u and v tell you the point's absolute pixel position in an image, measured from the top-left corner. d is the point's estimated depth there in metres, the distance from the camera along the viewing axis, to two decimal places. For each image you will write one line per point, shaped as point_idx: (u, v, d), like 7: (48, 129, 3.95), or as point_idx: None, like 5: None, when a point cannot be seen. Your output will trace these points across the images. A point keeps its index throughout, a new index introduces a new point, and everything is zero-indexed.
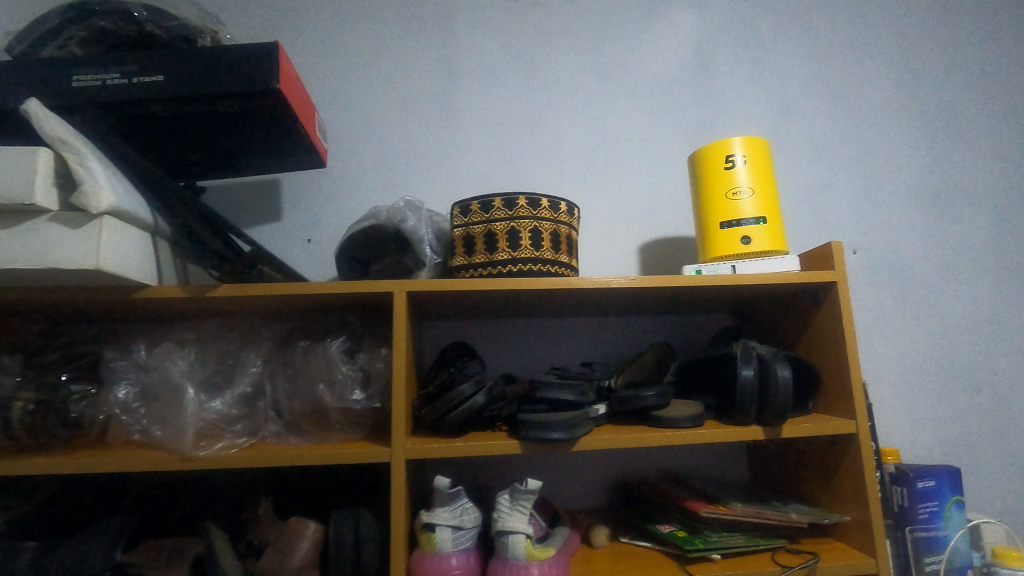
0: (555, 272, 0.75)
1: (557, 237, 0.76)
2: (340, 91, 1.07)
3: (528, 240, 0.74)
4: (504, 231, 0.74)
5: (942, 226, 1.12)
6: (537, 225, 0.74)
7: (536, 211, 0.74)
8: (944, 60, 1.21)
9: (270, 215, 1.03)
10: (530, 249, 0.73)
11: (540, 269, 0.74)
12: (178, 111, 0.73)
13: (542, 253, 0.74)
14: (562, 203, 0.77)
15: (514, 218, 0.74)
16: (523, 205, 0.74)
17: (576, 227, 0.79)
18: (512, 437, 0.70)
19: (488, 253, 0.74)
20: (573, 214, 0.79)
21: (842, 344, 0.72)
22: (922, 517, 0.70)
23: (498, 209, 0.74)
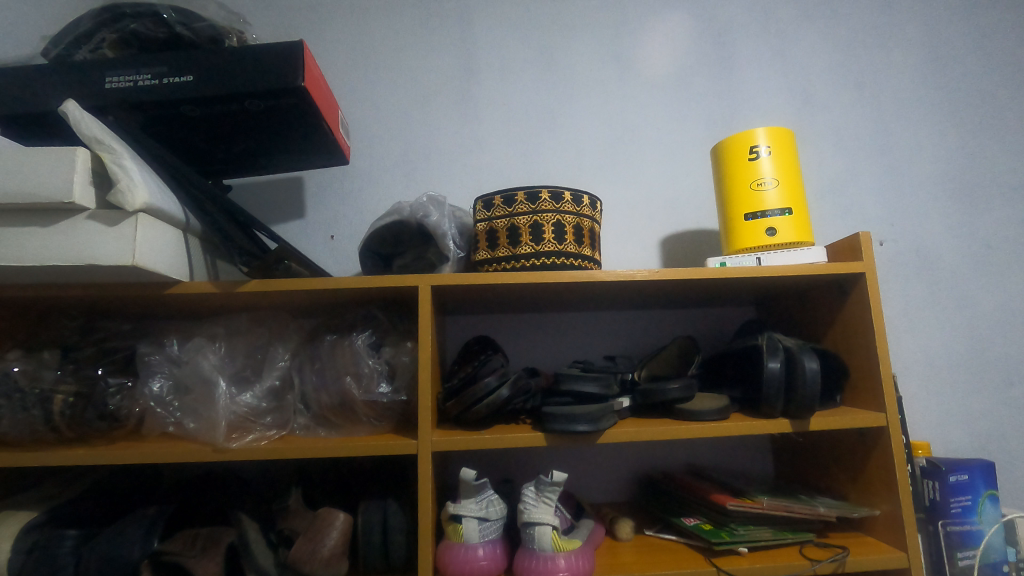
0: (578, 265, 0.75)
1: (580, 230, 0.76)
2: (361, 88, 1.09)
3: (551, 234, 0.74)
4: (527, 224, 0.74)
5: (972, 215, 1.10)
6: (560, 218, 0.74)
7: (559, 204, 0.74)
8: (973, 45, 1.18)
9: (294, 212, 1.04)
10: (553, 243, 0.74)
11: (563, 263, 0.74)
12: (207, 111, 0.75)
13: (565, 246, 0.74)
14: (584, 196, 0.77)
15: (536, 212, 0.74)
16: (546, 199, 0.74)
17: (599, 220, 0.79)
18: (537, 429, 0.71)
19: (512, 247, 0.74)
20: (595, 207, 0.79)
21: (871, 336, 0.71)
22: (954, 511, 0.69)
23: (521, 203, 0.74)
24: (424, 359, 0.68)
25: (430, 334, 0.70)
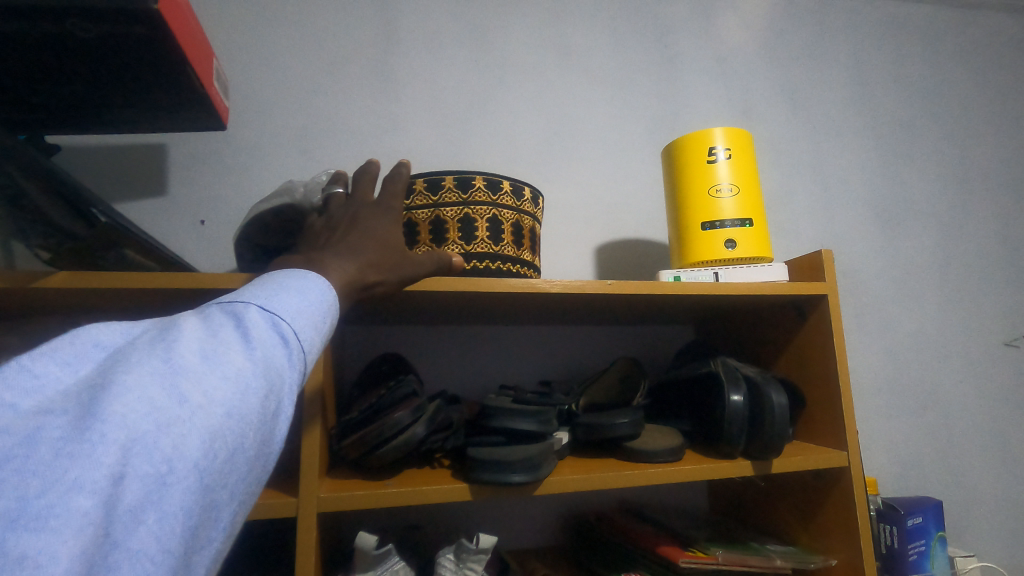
0: (517, 272, 0.61)
1: (519, 229, 0.62)
2: (250, 43, 0.89)
3: (485, 231, 0.60)
4: (455, 218, 0.59)
5: (892, 240, 1.11)
6: (496, 213, 0.60)
7: (496, 196, 0.61)
8: (893, 75, 1.21)
9: (151, 187, 0.82)
10: (487, 243, 0.59)
11: (499, 269, 0.60)
12: (7, 30, 0.52)
13: (502, 248, 0.60)
14: (525, 188, 0.63)
15: (470, 204, 0.60)
16: (480, 188, 0.60)
17: (540, 220, 0.66)
18: (459, 477, 0.56)
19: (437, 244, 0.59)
20: (537, 202, 0.66)
21: (832, 364, 0.65)
22: (912, 559, 0.64)
23: (451, 192, 0.60)
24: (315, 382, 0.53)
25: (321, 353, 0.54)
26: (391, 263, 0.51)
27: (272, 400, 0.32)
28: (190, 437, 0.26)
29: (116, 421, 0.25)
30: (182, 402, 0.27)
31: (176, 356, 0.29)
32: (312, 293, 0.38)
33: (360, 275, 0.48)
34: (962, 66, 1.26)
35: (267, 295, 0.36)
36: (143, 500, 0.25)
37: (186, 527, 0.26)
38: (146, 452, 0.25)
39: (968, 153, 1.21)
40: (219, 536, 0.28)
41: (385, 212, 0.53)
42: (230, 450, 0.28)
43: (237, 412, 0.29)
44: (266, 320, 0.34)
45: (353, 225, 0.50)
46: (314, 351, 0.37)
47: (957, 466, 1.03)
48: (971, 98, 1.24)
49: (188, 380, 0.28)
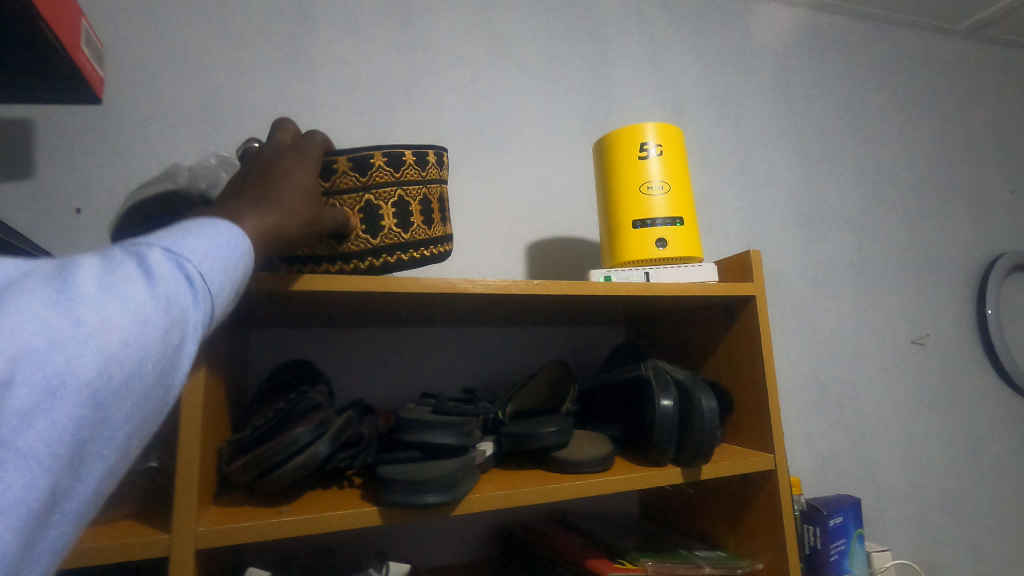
0: (432, 256, 0.56)
1: (429, 204, 0.55)
2: (138, 9, 0.78)
3: (392, 218, 0.53)
4: (356, 208, 0.52)
5: (812, 242, 1.14)
6: (402, 193, 0.53)
7: (399, 172, 0.53)
8: (813, 83, 1.25)
9: (11, 168, 0.70)
10: (397, 231, 0.53)
11: (413, 259, 0.55)
12: None
13: (413, 233, 0.54)
14: (429, 152, 0.56)
15: (373, 187, 0.52)
16: (379, 165, 0.52)
17: (448, 182, 0.59)
18: (369, 499, 0.50)
19: (337, 239, 0.52)
20: (444, 163, 0.58)
21: (759, 366, 0.64)
22: (833, 559, 0.64)
23: (346, 173, 0.51)
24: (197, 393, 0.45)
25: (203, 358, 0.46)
26: (313, 219, 0.44)
27: (180, 335, 0.29)
28: (85, 356, 0.25)
29: (4, 333, 0.23)
30: (78, 320, 0.25)
31: (73, 283, 0.27)
32: (235, 236, 0.35)
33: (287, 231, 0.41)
34: (874, 76, 1.32)
35: (176, 235, 0.32)
36: (26, 417, 0.23)
37: (76, 444, 0.25)
38: (34, 367, 0.23)
39: (879, 160, 1.27)
40: (113, 463, 0.27)
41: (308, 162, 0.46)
42: (129, 376, 0.26)
43: (136, 340, 0.27)
44: (174, 258, 0.31)
45: (279, 171, 0.43)
46: (227, 299, 0.34)
47: (869, 459, 1.07)
48: (881, 108, 1.31)
49: (84, 304, 0.26)
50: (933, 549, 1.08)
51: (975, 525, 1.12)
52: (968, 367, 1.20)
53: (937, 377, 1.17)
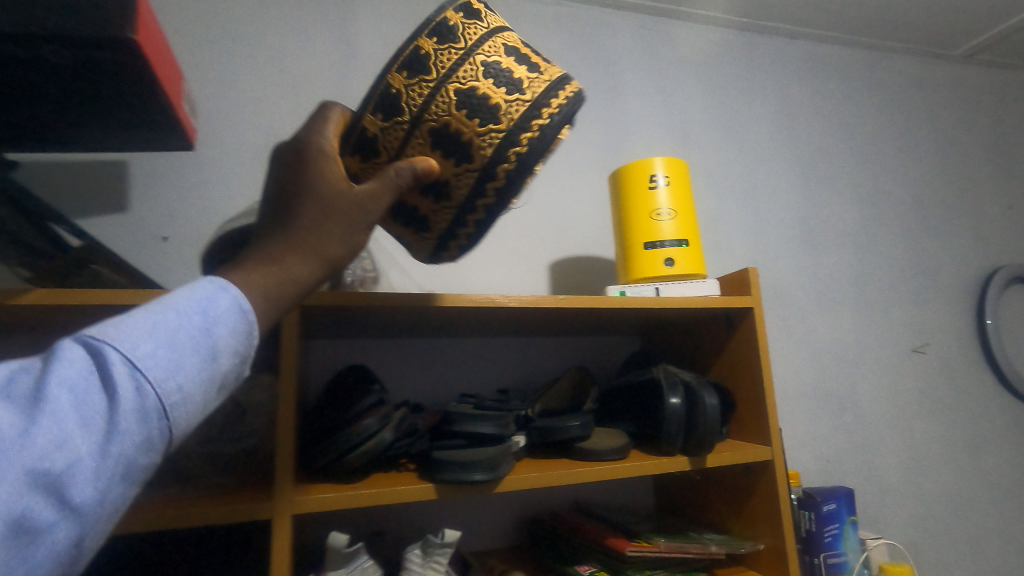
0: (546, 110, 0.41)
1: (489, 72, 0.41)
2: (216, 62, 0.91)
3: (465, 116, 0.41)
4: (428, 142, 0.41)
5: (814, 258, 1.22)
6: (454, 85, 0.41)
7: (432, 69, 0.41)
8: (814, 109, 1.34)
9: (111, 204, 0.82)
10: (482, 123, 0.40)
11: (540, 140, 0.41)
12: None
13: (502, 111, 0.41)
14: (440, 18, 0.42)
15: (425, 110, 0.41)
16: (404, 81, 0.41)
17: (494, 27, 0.44)
18: (424, 479, 0.60)
19: (443, 195, 0.43)
20: (473, 17, 0.43)
21: (757, 369, 0.73)
22: (827, 540, 0.72)
23: (387, 126, 0.41)
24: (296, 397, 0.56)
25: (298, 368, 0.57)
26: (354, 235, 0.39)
27: (42, 466, 0.25)
28: None
29: None
30: None
31: None
32: (179, 318, 0.31)
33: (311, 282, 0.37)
34: (872, 101, 1.41)
35: (89, 339, 0.29)
36: None
37: None
38: None
39: (879, 179, 1.35)
40: None
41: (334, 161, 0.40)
42: None
43: None
44: (60, 375, 0.28)
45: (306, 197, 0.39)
46: (146, 399, 0.29)
47: (871, 461, 1.14)
48: (880, 131, 1.39)
49: None
50: (934, 547, 1.14)
51: (975, 525, 1.18)
52: (968, 375, 1.26)
53: (936, 384, 1.23)
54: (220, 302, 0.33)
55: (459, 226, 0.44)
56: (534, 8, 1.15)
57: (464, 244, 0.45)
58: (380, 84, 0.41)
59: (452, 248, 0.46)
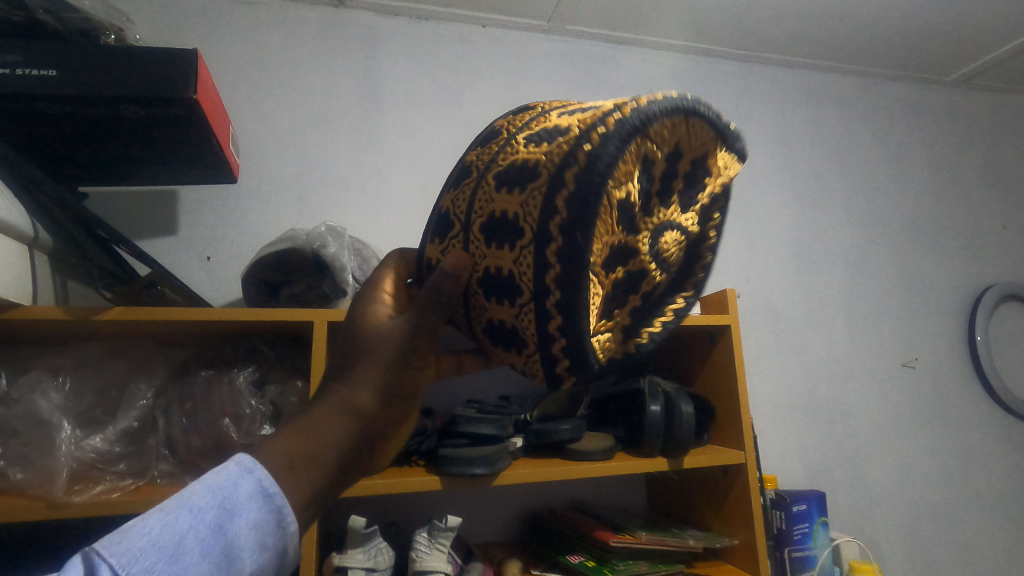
0: (597, 137, 0.32)
1: (537, 136, 0.35)
2: (254, 102, 1.02)
3: (505, 190, 0.35)
4: (482, 239, 0.36)
5: (807, 276, 1.29)
6: (493, 168, 0.36)
7: (477, 166, 0.38)
8: (808, 133, 1.41)
9: (162, 228, 0.94)
10: (525, 187, 0.34)
11: (593, 172, 0.31)
12: (69, 111, 0.65)
13: (543, 164, 0.33)
14: (490, 126, 0.41)
15: (472, 210, 0.37)
16: (451, 196, 0.39)
17: (551, 108, 0.40)
18: (432, 472, 0.69)
19: (516, 293, 0.35)
20: (533, 111, 0.41)
21: (734, 381, 0.81)
22: (796, 538, 0.80)
23: (443, 247, 0.40)
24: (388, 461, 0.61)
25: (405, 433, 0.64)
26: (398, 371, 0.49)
27: None
28: None
29: None
30: None
31: None
32: (195, 517, 0.36)
33: (358, 416, 0.46)
34: (866, 125, 1.48)
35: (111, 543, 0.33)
36: None
37: None
38: None
39: (872, 200, 1.41)
40: None
41: (376, 310, 0.51)
42: None
43: None
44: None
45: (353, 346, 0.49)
46: None
47: (860, 470, 1.20)
48: (874, 153, 1.46)
49: None
50: (921, 553, 1.19)
51: (963, 534, 1.23)
52: (957, 389, 1.31)
53: (925, 398, 1.29)
54: (238, 496, 0.38)
55: (544, 320, 0.34)
56: (540, 45, 1.25)
57: (568, 344, 0.34)
58: (435, 210, 0.41)
59: (563, 356, 0.34)
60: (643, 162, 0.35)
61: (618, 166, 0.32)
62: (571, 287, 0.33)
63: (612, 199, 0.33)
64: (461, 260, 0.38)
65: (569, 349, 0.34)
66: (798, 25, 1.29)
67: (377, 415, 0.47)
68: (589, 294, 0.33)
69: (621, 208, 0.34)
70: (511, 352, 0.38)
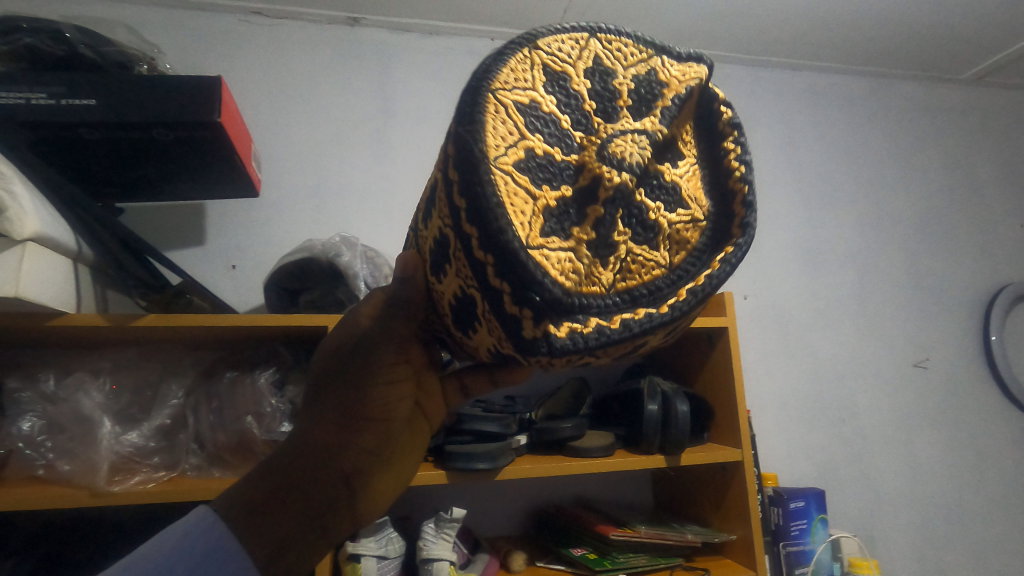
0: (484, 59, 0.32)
1: None
2: (275, 119, 1.09)
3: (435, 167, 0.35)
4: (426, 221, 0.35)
5: (815, 277, 1.30)
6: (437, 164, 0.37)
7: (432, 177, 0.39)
8: (815, 135, 1.42)
9: (191, 239, 1.00)
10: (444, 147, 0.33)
11: (476, 81, 0.30)
12: (107, 136, 0.71)
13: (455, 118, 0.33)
14: None
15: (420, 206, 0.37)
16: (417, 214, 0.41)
17: None
18: (438, 467, 0.74)
19: (448, 252, 0.32)
20: None
21: (731, 381, 0.83)
22: (794, 533, 0.84)
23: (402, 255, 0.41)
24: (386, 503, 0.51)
25: (414, 466, 0.54)
26: (364, 394, 0.48)
27: None
28: None
29: None
30: None
31: None
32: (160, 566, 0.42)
33: (321, 450, 0.47)
34: (875, 125, 1.48)
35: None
36: None
37: None
38: None
39: (882, 201, 1.41)
40: None
41: (343, 331, 0.49)
42: None
43: None
44: None
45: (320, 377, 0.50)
46: None
47: (869, 469, 1.20)
48: (883, 153, 1.45)
49: None
50: (932, 553, 1.19)
51: (977, 534, 1.23)
52: (970, 390, 1.31)
53: (938, 399, 1.29)
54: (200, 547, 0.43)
55: (468, 244, 0.30)
56: None
57: (498, 261, 0.29)
58: None
59: (504, 286, 0.29)
60: (558, 76, 0.32)
61: (503, 72, 0.31)
62: (476, 194, 0.29)
63: (507, 102, 0.30)
64: (410, 256, 0.37)
65: (497, 259, 0.29)
66: (802, 28, 1.30)
67: (347, 450, 0.48)
68: (501, 190, 0.28)
69: (535, 116, 0.30)
70: (477, 331, 0.33)
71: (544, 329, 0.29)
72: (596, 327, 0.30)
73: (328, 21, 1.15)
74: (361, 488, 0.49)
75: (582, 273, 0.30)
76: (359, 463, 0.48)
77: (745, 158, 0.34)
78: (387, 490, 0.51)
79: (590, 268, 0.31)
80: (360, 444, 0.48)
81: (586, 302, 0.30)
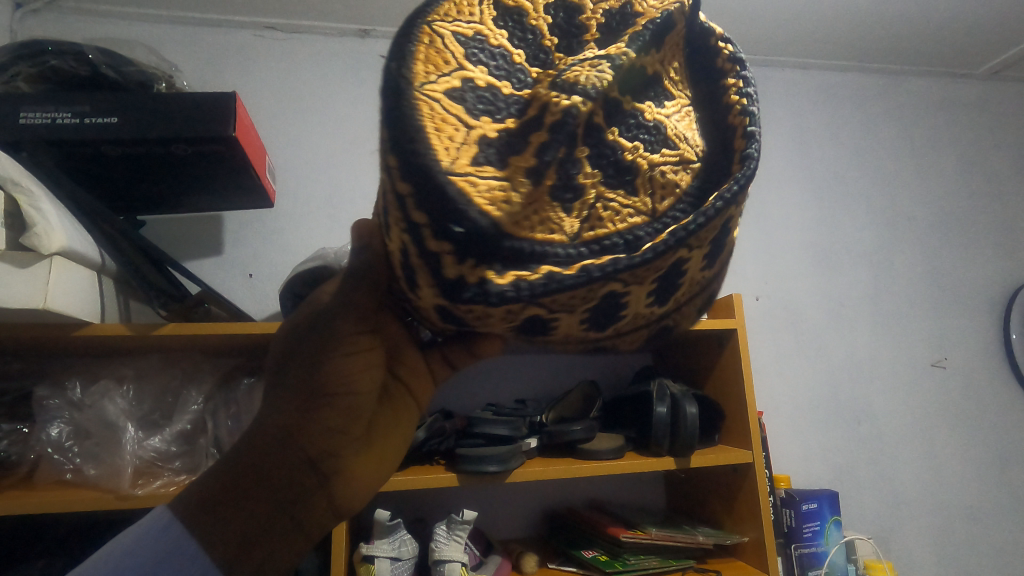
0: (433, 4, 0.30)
1: None
2: (289, 131, 1.11)
3: None
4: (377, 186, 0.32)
5: (828, 278, 1.29)
6: None
7: None
8: (827, 134, 1.41)
9: (209, 249, 1.03)
10: None
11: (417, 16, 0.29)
12: (128, 152, 0.74)
13: None
14: None
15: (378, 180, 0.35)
16: None
17: None
18: (450, 470, 0.75)
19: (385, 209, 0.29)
20: None
21: (741, 382, 0.84)
22: (806, 535, 0.84)
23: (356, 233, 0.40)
24: (367, 497, 0.44)
25: (399, 454, 0.46)
26: (322, 364, 0.40)
27: None
28: None
29: None
30: None
31: None
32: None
33: (275, 438, 0.40)
34: (888, 122, 1.46)
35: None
36: None
37: None
38: None
39: (897, 199, 1.39)
40: None
41: (307, 308, 0.43)
42: None
43: None
44: None
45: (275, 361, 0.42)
46: None
47: (886, 471, 1.19)
48: (898, 150, 1.44)
49: None
50: (954, 558, 1.17)
51: (999, 536, 1.21)
52: (990, 389, 1.29)
53: (957, 398, 1.27)
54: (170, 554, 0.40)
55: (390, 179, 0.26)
56: None
57: (418, 189, 0.25)
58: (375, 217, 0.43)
59: (425, 219, 0.25)
60: (510, 12, 0.31)
61: (443, 7, 0.29)
62: (395, 117, 0.26)
63: (444, 32, 0.28)
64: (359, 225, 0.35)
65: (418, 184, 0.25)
66: (812, 27, 1.29)
67: (311, 432, 0.40)
68: (424, 112, 0.26)
69: (478, 48, 0.29)
70: (420, 291, 0.28)
71: (511, 274, 0.26)
72: (545, 272, 0.26)
73: (340, 34, 1.18)
74: (331, 474, 0.41)
75: (522, 205, 0.26)
76: (327, 448, 0.40)
77: (744, 91, 0.32)
78: (367, 482, 0.43)
79: (546, 210, 0.27)
80: (328, 428, 0.40)
81: (532, 243, 0.26)
